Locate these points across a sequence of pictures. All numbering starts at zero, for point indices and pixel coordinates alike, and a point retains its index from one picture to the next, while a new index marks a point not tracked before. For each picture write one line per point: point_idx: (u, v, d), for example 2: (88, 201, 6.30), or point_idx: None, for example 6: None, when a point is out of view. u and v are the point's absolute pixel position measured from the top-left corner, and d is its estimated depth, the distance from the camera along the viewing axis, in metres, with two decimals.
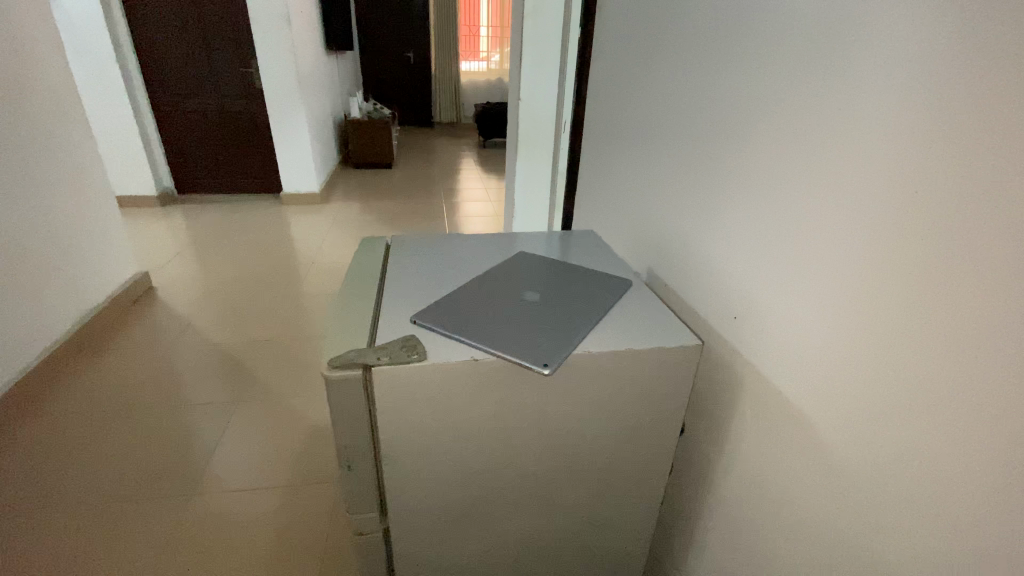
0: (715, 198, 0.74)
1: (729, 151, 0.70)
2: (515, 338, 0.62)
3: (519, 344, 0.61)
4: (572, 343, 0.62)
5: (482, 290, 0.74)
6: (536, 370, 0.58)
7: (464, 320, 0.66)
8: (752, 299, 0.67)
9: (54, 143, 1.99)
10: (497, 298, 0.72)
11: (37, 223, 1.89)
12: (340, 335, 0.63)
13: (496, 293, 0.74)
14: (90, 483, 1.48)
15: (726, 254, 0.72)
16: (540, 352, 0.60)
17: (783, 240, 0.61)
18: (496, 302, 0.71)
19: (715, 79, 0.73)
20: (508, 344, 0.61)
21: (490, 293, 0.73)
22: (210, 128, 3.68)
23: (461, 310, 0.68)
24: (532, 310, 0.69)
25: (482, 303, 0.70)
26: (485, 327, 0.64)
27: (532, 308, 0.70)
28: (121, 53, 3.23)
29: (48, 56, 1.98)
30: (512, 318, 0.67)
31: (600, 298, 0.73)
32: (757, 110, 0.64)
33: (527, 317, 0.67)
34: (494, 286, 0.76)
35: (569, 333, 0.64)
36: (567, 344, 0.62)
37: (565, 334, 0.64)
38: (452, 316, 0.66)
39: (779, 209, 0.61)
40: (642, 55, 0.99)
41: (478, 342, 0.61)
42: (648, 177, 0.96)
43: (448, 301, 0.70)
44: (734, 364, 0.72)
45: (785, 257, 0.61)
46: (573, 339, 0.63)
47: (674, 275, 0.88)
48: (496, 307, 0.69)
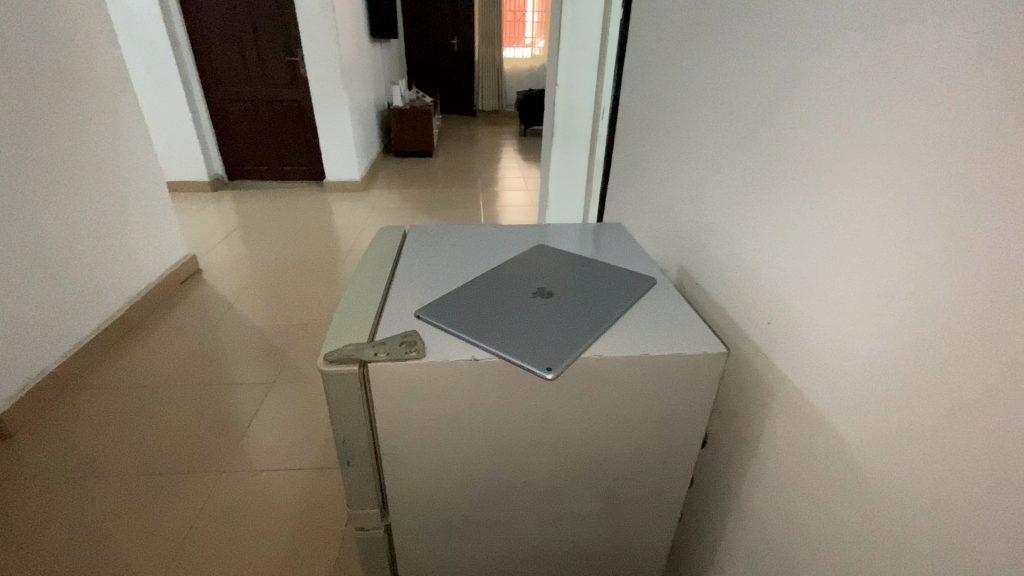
0: (752, 192, 0.67)
1: (769, 137, 0.63)
2: (521, 337, 0.59)
3: (524, 345, 0.57)
4: (582, 345, 0.57)
5: (495, 284, 0.71)
6: (538, 375, 0.54)
7: (471, 315, 0.63)
8: (787, 304, 0.61)
9: (105, 130, 2.09)
10: (508, 295, 0.68)
11: (90, 207, 1.99)
12: (343, 327, 0.61)
13: (509, 287, 0.70)
14: (132, 455, 1.57)
15: (762, 253, 0.65)
16: (546, 355, 0.56)
17: (825, 237, 0.54)
18: (508, 298, 0.67)
19: (755, 59, 0.66)
20: (514, 344, 0.57)
21: (503, 288, 0.70)
22: (258, 116, 3.79)
23: (469, 307, 0.64)
24: (543, 308, 0.65)
25: (493, 299, 0.67)
26: (493, 325, 0.61)
27: (546, 306, 0.66)
28: (175, 43, 3.37)
29: (100, 46, 2.07)
30: (523, 315, 0.63)
31: (618, 299, 0.68)
32: (801, 90, 0.57)
33: (539, 315, 0.63)
34: (509, 279, 0.72)
35: (579, 335, 0.59)
36: (577, 347, 0.57)
37: (576, 335, 0.59)
38: (460, 312, 0.63)
39: (822, 202, 0.54)
40: (679, 36, 0.91)
41: (483, 340, 0.58)
42: (682, 167, 0.90)
43: (456, 296, 0.67)
44: (765, 374, 0.66)
45: (826, 256, 0.54)
46: (584, 342, 0.58)
47: (705, 274, 0.81)
48: (506, 305, 0.65)
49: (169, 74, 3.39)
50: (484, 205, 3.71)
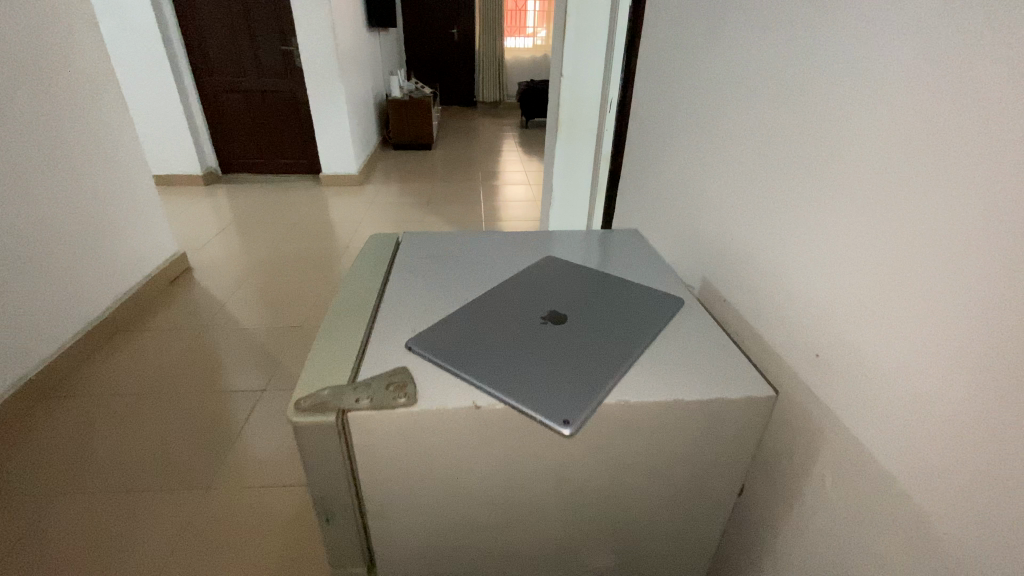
0: (799, 202, 0.58)
1: (824, 140, 0.53)
2: (530, 375, 0.50)
3: (535, 388, 0.48)
4: (605, 387, 0.48)
5: (497, 305, 0.62)
6: (554, 429, 0.45)
7: (471, 346, 0.54)
8: (843, 336, 0.52)
9: (88, 124, 1.98)
10: (515, 321, 0.59)
11: (74, 204, 1.90)
12: (320, 364, 0.52)
13: (514, 309, 0.61)
14: (114, 468, 1.47)
15: (810, 274, 0.56)
16: (561, 402, 0.47)
17: (903, 264, 0.45)
18: (513, 323, 0.58)
19: (805, 46, 0.56)
20: (520, 384, 0.48)
21: (507, 309, 0.61)
22: (252, 107, 3.68)
23: (469, 337, 0.55)
24: (553, 336, 0.56)
25: (496, 324, 0.58)
26: (496, 358, 0.52)
27: (556, 333, 0.57)
28: (166, 31, 3.24)
29: (82, 34, 1.95)
30: (530, 345, 0.54)
31: (639, 323, 0.59)
32: (871, 86, 0.47)
33: (549, 345, 0.54)
34: (514, 298, 0.63)
35: (598, 372, 0.50)
36: (597, 389, 0.48)
37: (594, 372, 0.50)
38: (458, 342, 0.54)
39: (899, 220, 0.45)
40: (704, 21, 0.81)
41: (484, 379, 0.49)
42: (706, 169, 0.80)
43: (455, 323, 0.58)
44: (813, 414, 0.57)
45: (904, 287, 0.44)
46: (604, 382, 0.49)
47: (736, 291, 0.72)
48: (512, 334, 0.56)
49: (159, 64, 3.27)
50: (485, 200, 3.61)
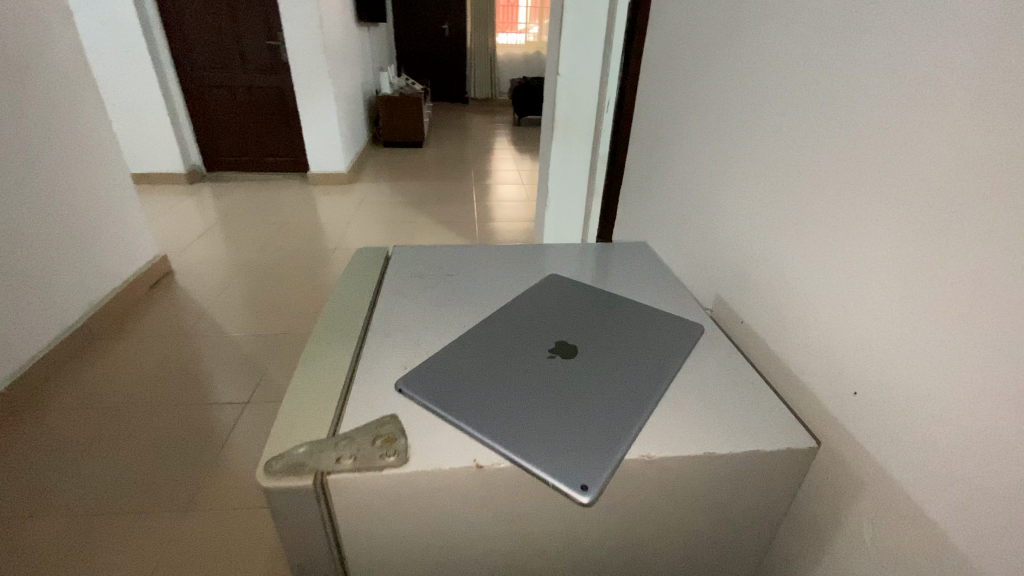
0: (834, 223, 0.52)
1: (870, 153, 0.47)
2: (539, 422, 0.43)
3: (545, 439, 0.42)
4: (625, 440, 0.42)
5: (499, 335, 0.55)
6: (570, 494, 0.38)
7: (471, 388, 0.47)
8: (885, 375, 0.47)
9: (64, 121, 1.88)
10: (518, 355, 0.52)
11: (48, 206, 1.80)
12: (298, 410, 0.45)
13: (518, 339, 0.55)
14: (86, 488, 1.38)
15: (846, 303, 0.51)
16: (576, 459, 0.40)
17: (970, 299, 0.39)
18: (519, 358, 0.51)
19: (848, 45, 0.50)
20: (530, 436, 0.42)
21: (511, 340, 0.54)
22: (238, 103, 3.57)
23: (467, 376, 0.49)
24: (564, 373, 0.49)
25: (499, 359, 0.51)
26: (499, 403, 0.45)
27: (566, 369, 0.50)
28: (147, 24, 3.13)
29: (56, 27, 1.85)
30: (539, 385, 0.48)
31: (657, 358, 0.52)
32: (937, 93, 0.40)
33: (560, 383, 0.48)
34: (517, 326, 0.57)
35: (618, 421, 0.44)
36: (615, 442, 0.42)
37: (612, 421, 0.44)
38: (456, 383, 0.48)
39: (967, 250, 0.39)
40: (724, 17, 0.75)
41: (487, 430, 0.42)
42: (724, 177, 0.74)
43: (450, 359, 0.51)
44: (847, 458, 0.51)
45: (971, 328, 0.39)
46: (625, 433, 0.43)
47: (758, 313, 0.66)
48: (516, 372, 0.49)
49: (140, 57, 3.15)
50: (478, 200, 3.53)
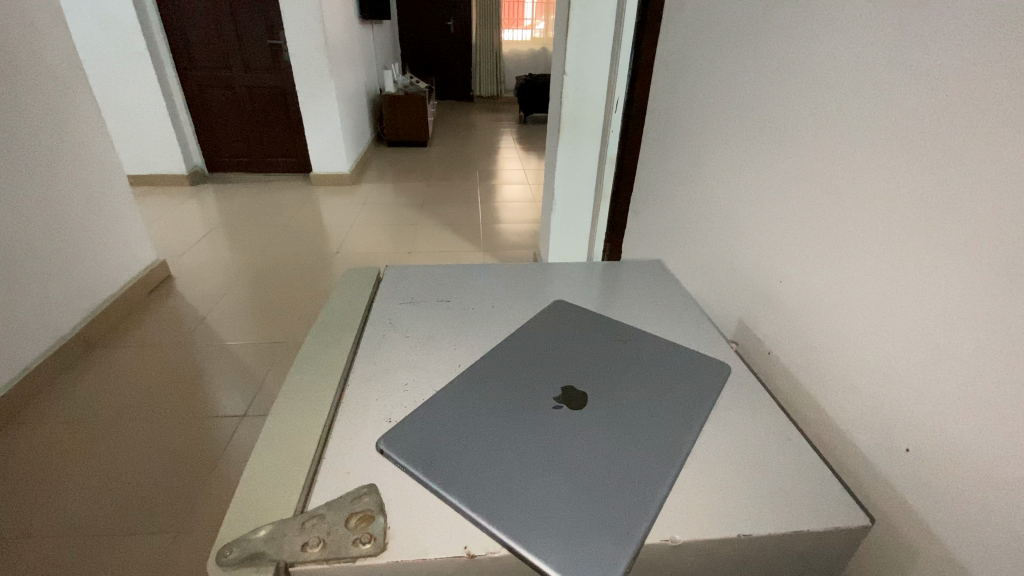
0: (892, 258, 0.47)
1: (928, 184, 0.43)
2: (540, 495, 0.38)
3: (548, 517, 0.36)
4: (644, 517, 0.37)
5: (495, 378, 0.50)
6: None
7: (461, 448, 0.42)
8: (954, 439, 0.41)
9: (58, 126, 1.84)
10: (520, 401, 0.46)
11: (43, 214, 1.76)
12: (263, 475, 0.40)
13: (519, 383, 0.49)
14: (76, 500, 1.32)
15: (907, 351, 0.45)
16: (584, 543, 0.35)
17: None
18: (519, 407, 0.46)
19: (907, 58, 0.44)
20: (529, 514, 0.36)
21: (511, 384, 0.49)
22: (240, 104, 3.53)
23: (461, 430, 0.43)
24: (571, 428, 0.44)
25: (496, 409, 0.45)
26: (495, 469, 0.40)
27: (574, 422, 0.44)
28: (147, 25, 3.09)
29: (48, 29, 1.80)
30: (542, 443, 0.42)
31: (675, 411, 0.47)
32: (1019, 122, 0.35)
33: (566, 442, 0.42)
34: (518, 367, 0.51)
35: (631, 496, 0.38)
36: (634, 520, 0.36)
37: (626, 494, 0.38)
38: (445, 442, 0.42)
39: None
40: (750, 20, 0.69)
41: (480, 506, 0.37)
42: (753, 194, 0.68)
43: (444, 408, 0.46)
44: (896, 519, 0.46)
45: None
46: (640, 511, 0.37)
47: (793, 346, 0.61)
48: (517, 423, 0.44)
49: (141, 59, 3.11)
50: (483, 200, 3.48)
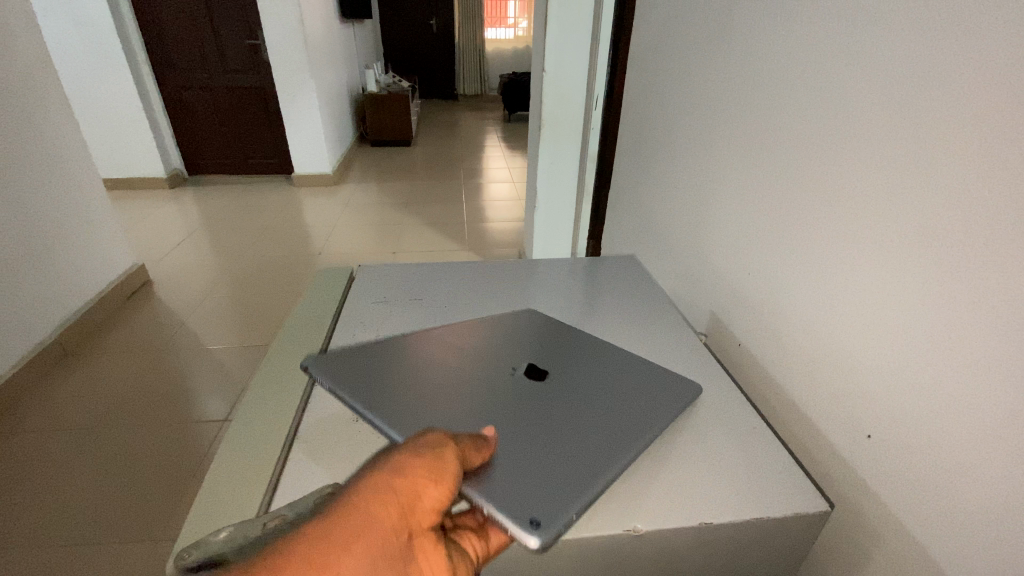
0: (856, 250, 0.48)
1: (890, 178, 0.44)
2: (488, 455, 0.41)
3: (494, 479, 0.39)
4: (593, 483, 0.39)
5: (454, 352, 0.53)
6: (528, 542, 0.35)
7: (387, 387, 0.47)
8: (914, 425, 0.42)
9: (29, 129, 1.79)
10: (484, 379, 0.49)
11: (16, 220, 1.72)
12: (229, 483, 0.40)
13: (482, 358, 0.52)
14: (53, 508, 1.30)
15: (873, 343, 0.46)
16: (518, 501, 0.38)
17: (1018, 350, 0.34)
18: (478, 379, 0.49)
19: (872, 56, 0.45)
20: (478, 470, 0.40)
21: (472, 358, 0.52)
22: (219, 105, 3.48)
23: (404, 378, 0.48)
24: (526, 401, 0.47)
25: (451, 377, 0.49)
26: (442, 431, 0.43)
27: (530, 397, 0.47)
28: (121, 25, 3.03)
29: (18, 30, 1.76)
30: (498, 409, 0.45)
31: (631, 394, 0.49)
32: (975, 117, 0.36)
33: (518, 413, 0.45)
34: (482, 343, 0.54)
35: (576, 462, 0.41)
36: (584, 487, 0.39)
37: (574, 460, 0.41)
38: (388, 390, 0.47)
39: (1016, 296, 0.34)
40: (721, 17, 0.69)
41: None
42: (723, 189, 0.69)
43: (388, 359, 0.51)
44: (862, 506, 0.47)
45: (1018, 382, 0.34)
46: (585, 480, 0.40)
47: (762, 338, 0.62)
48: (478, 396, 0.47)
49: (117, 60, 3.05)
50: (468, 198, 3.47)
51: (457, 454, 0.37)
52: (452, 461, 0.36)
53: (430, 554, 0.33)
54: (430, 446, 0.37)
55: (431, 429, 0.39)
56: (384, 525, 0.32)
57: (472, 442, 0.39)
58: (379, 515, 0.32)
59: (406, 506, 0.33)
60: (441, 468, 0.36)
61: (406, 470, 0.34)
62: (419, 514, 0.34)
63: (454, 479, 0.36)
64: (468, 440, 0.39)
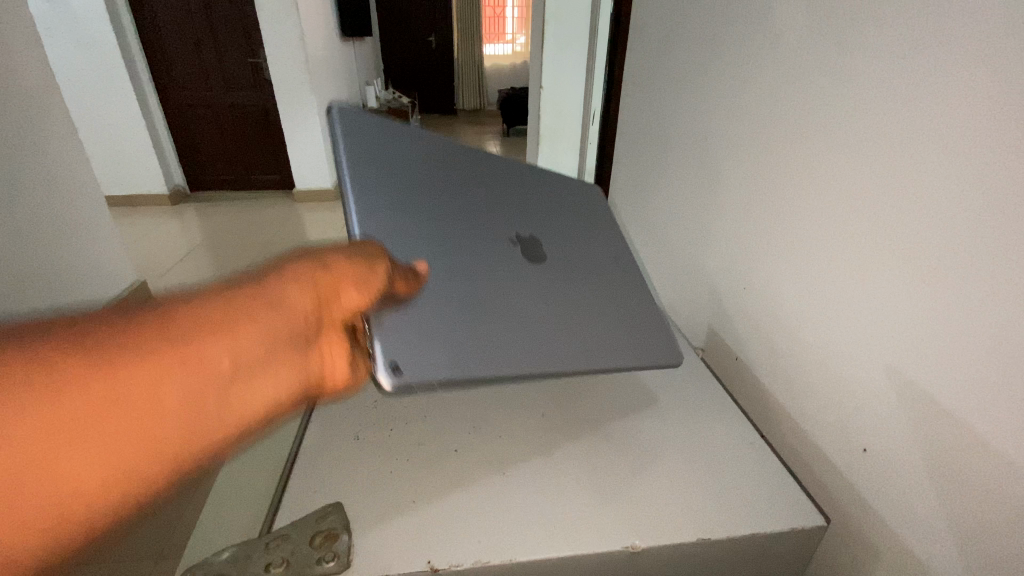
0: (848, 267, 0.49)
1: (881, 196, 0.45)
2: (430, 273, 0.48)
3: (424, 309, 0.45)
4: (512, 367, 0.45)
5: (469, 195, 0.58)
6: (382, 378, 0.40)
7: (403, 192, 0.52)
8: (908, 439, 0.43)
9: (33, 149, 1.82)
10: (476, 236, 0.55)
11: (20, 237, 1.74)
12: None
13: (485, 208, 0.59)
14: None
15: (867, 359, 0.47)
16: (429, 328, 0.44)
17: (1020, 370, 0.34)
18: (466, 214, 0.56)
19: (861, 78, 0.46)
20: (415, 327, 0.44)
21: (478, 198, 0.59)
22: (221, 122, 3.53)
23: (417, 191, 0.53)
24: (495, 262, 0.54)
25: (450, 198, 0.56)
26: (412, 212, 0.51)
27: (497, 257, 0.55)
28: (125, 45, 3.08)
29: (24, 53, 1.80)
30: (477, 264, 0.52)
31: (625, 324, 0.57)
32: (962, 139, 0.38)
33: (486, 270, 0.52)
34: (491, 194, 0.61)
35: (514, 341, 0.48)
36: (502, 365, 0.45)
37: (507, 347, 0.47)
38: (403, 191, 0.52)
39: (1014, 313, 0.35)
40: (714, 38, 0.71)
41: (382, 220, 0.48)
42: (717, 205, 0.71)
43: (417, 161, 0.56)
44: (861, 520, 0.48)
45: (1019, 402, 0.34)
46: (505, 363, 0.46)
47: (759, 354, 0.63)
48: (466, 248, 0.53)
49: (121, 79, 3.10)
50: None
51: (383, 277, 0.42)
52: (378, 280, 0.41)
53: (330, 344, 0.39)
54: (365, 259, 0.41)
55: (368, 244, 0.43)
56: (298, 304, 0.36)
57: (404, 274, 0.44)
58: (296, 292, 0.36)
59: (320, 297, 0.38)
60: (365, 281, 0.40)
61: (338, 266, 0.39)
62: (331, 309, 0.38)
63: (369, 295, 0.41)
64: (401, 273, 0.44)
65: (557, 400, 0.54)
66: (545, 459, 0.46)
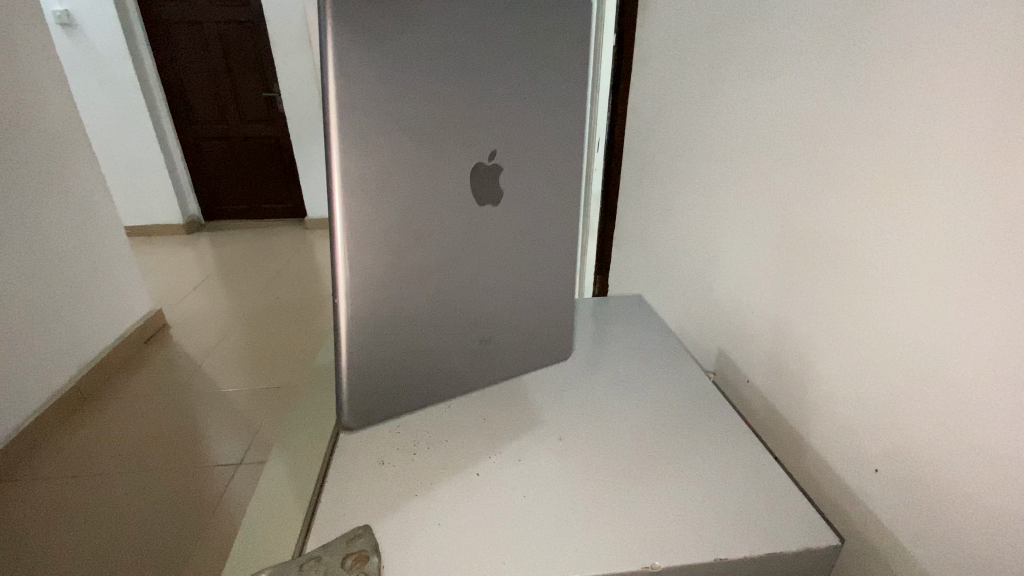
0: (850, 293, 0.51)
1: (874, 225, 0.47)
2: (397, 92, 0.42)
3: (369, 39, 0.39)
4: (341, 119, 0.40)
5: (541, 133, 0.52)
6: None
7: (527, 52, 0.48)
8: (917, 457, 0.44)
9: (57, 183, 1.88)
10: (487, 110, 0.48)
11: (42, 268, 1.79)
12: (258, 534, 0.45)
13: (510, 130, 0.50)
14: (73, 540, 1.33)
15: (876, 383, 0.48)
16: (343, 60, 0.39)
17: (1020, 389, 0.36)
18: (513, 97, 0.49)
19: (847, 114, 0.49)
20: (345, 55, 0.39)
21: (526, 147, 0.52)
22: (235, 154, 3.64)
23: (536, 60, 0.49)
24: (440, 164, 0.46)
25: (519, 116, 0.50)
26: (482, 67, 0.46)
27: None
28: (146, 82, 3.22)
29: (49, 92, 1.87)
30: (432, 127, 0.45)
31: (396, 329, 0.49)
32: (951, 170, 0.40)
33: (407, 170, 0.45)
34: (557, 161, 0.55)
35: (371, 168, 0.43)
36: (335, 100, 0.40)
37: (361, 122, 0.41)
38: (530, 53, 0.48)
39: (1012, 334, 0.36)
40: (709, 69, 0.74)
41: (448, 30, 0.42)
42: (722, 231, 0.73)
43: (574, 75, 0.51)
44: (874, 537, 0.49)
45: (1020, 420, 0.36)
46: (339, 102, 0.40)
47: (771, 376, 0.64)
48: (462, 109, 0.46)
49: (140, 115, 3.21)
50: None
51: None
52: None
53: None
54: None
55: None
56: None
57: None
58: None
59: None
60: None
61: None
62: None
63: None
64: None
65: (572, 425, 0.55)
66: (566, 481, 0.48)
